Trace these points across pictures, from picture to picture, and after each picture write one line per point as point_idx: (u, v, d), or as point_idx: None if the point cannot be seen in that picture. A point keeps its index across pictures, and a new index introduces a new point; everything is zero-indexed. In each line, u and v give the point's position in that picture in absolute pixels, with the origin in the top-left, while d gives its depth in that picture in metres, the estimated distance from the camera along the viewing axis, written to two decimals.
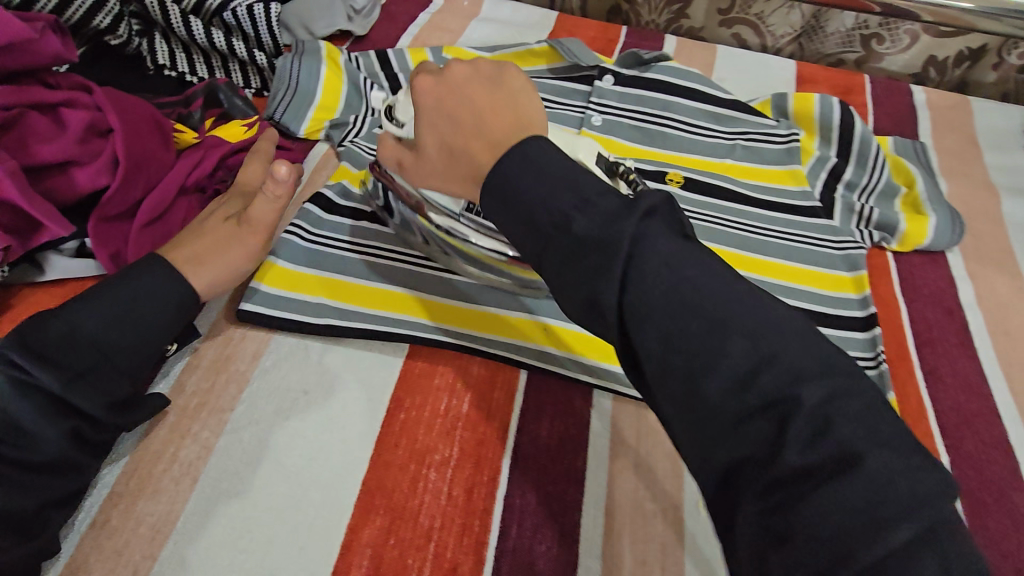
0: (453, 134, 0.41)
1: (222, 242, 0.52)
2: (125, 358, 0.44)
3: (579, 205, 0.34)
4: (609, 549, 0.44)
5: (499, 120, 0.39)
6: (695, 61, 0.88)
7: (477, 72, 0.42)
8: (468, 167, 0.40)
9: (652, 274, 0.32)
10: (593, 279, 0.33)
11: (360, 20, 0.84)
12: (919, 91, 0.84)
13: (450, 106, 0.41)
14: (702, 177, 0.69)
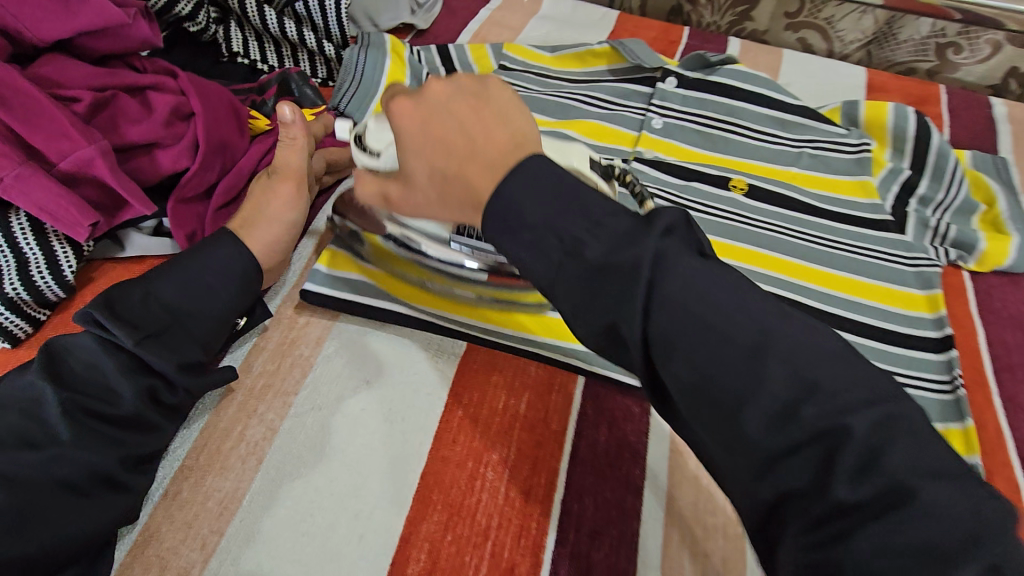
0: (446, 160, 0.37)
1: (264, 199, 0.53)
2: (200, 327, 0.47)
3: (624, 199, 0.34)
4: (668, 561, 0.43)
5: (490, 142, 0.36)
6: (759, 63, 0.85)
7: (458, 90, 0.39)
8: (463, 193, 0.37)
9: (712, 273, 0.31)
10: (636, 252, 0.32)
11: (422, 14, 0.85)
12: (999, 104, 0.81)
13: (435, 132, 0.38)
14: (767, 185, 0.67)
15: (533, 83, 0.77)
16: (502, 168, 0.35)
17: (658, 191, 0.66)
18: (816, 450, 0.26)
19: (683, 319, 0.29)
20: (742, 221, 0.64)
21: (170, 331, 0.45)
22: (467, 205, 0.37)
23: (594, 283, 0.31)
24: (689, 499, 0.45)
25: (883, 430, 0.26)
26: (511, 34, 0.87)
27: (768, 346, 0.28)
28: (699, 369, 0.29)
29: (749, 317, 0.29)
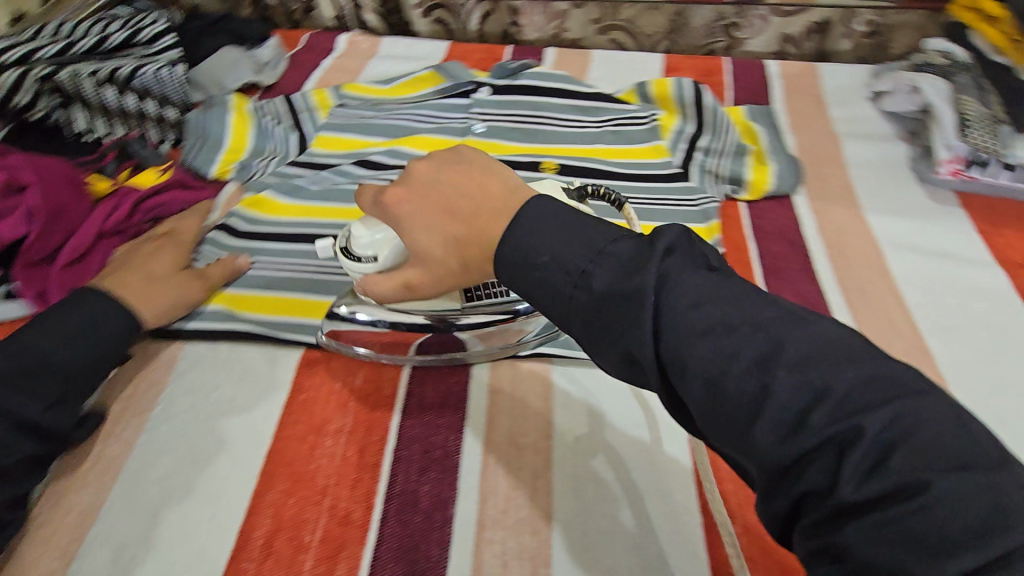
0: (455, 226, 0.44)
1: (164, 282, 0.59)
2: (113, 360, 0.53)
3: (595, 258, 0.37)
4: (485, 482, 0.49)
5: (492, 200, 0.43)
6: (571, 66, 0.98)
7: (444, 167, 0.47)
8: (480, 247, 0.43)
9: (710, 304, 0.33)
10: (628, 275, 0.36)
11: (268, 72, 0.94)
12: (772, 65, 0.95)
13: (434, 204, 0.45)
14: (574, 162, 0.77)
15: (367, 113, 0.86)
16: (512, 215, 0.42)
17: None
18: (878, 495, 0.26)
19: (705, 356, 0.32)
20: None
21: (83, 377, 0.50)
22: (475, 257, 0.44)
23: (635, 357, 0.35)
24: (503, 428, 0.53)
25: (927, 467, 0.26)
26: (351, 75, 0.96)
27: (819, 404, 0.28)
28: (753, 428, 0.30)
29: (791, 375, 0.30)
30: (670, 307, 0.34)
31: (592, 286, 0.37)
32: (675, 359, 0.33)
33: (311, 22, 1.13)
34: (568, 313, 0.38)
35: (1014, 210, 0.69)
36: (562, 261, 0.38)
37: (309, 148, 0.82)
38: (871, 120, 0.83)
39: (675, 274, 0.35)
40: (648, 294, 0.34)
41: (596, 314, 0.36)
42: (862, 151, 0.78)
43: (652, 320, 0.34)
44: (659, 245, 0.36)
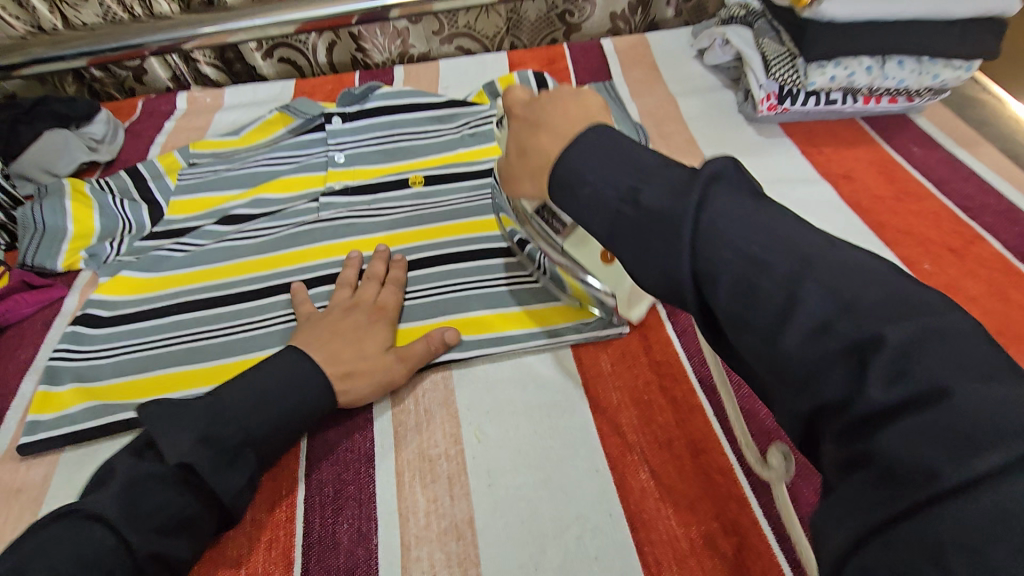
0: (535, 133, 0.48)
1: (375, 360, 0.54)
2: (154, 498, 0.42)
3: (639, 182, 0.38)
4: (404, 503, 0.49)
5: (569, 120, 0.46)
6: (421, 79, 0.99)
7: (563, 91, 0.50)
8: (539, 159, 0.47)
9: (729, 220, 0.34)
10: (668, 194, 0.37)
11: (106, 147, 0.89)
12: (607, 42, 1.01)
13: (534, 114, 0.49)
14: (439, 171, 0.78)
15: (220, 167, 0.82)
16: (568, 136, 0.44)
17: (350, 214, 0.74)
18: (905, 398, 0.26)
19: (732, 262, 0.33)
20: (423, 208, 0.74)
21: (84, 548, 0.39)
22: (539, 168, 0.47)
23: (672, 279, 0.36)
24: (413, 445, 0.52)
25: (954, 373, 0.26)
26: (198, 133, 0.92)
27: (845, 316, 0.29)
28: (781, 336, 0.31)
29: (821, 289, 0.30)
30: (708, 225, 0.34)
31: (638, 203, 0.38)
32: (709, 274, 0.34)
33: (146, 87, 1.08)
34: (612, 230, 0.39)
35: (826, 130, 0.78)
36: (609, 182, 0.40)
37: (164, 217, 0.78)
38: (699, 75, 0.91)
39: (712, 196, 0.35)
40: (689, 215, 0.35)
41: (640, 247, 0.37)
42: (696, 104, 0.85)
43: (689, 235, 0.35)
44: (703, 174, 0.36)
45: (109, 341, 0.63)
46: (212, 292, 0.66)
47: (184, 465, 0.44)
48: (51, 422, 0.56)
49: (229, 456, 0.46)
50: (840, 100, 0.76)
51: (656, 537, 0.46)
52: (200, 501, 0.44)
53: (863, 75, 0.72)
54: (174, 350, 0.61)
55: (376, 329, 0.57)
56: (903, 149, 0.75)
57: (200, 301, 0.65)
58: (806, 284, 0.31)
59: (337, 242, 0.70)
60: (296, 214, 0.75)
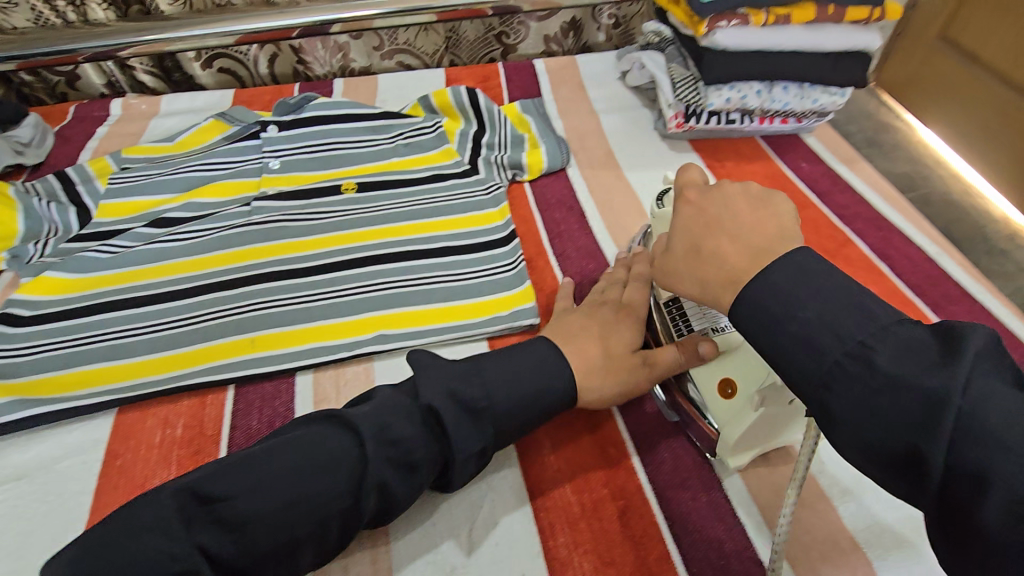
0: (711, 237, 0.45)
1: (617, 362, 0.53)
2: (398, 429, 0.44)
3: (877, 332, 0.35)
4: None
5: (761, 233, 0.43)
6: (360, 92, 1.03)
7: (746, 191, 0.46)
8: (716, 271, 0.43)
9: (998, 415, 0.30)
10: (918, 368, 0.33)
11: (32, 151, 0.88)
12: (539, 62, 1.08)
13: (709, 214, 0.46)
14: (372, 178, 0.82)
15: (152, 171, 0.83)
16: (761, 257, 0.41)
17: (281, 217, 0.76)
18: None
19: (1005, 463, 0.29)
20: (355, 211, 0.77)
21: (301, 458, 0.41)
22: (714, 281, 0.43)
23: (915, 458, 0.32)
24: None
25: None
26: (133, 139, 0.93)
27: None
28: None
29: None
30: (979, 419, 0.31)
31: (874, 364, 0.34)
32: (974, 474, 0.30)
33: (80, 93, 1.07)
34: (831, 384, 0.35)
35: (729, 147, 0.87)
36: (832, 326, 0.36)
37: (93, 219, 0.78)
38: (622, 95, 0.99)
39: (976, 385, 0.32)
40: (953, 399, 0.31)
41: (874, 417, 0.34)
42: (616, 121, 0.93)
43: (952, 423, 0.31)
44: (965, 349, 0.33)
45: (26, 338, 0.63)
46: (136, 291, 0.67)
47: (432, 408, 0.46)
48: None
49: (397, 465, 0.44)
50: (738, 120, 0.84)
51: (552, 503, 0.51)
52: (432, 448, 0.45)
53: (754, 97, 0.81)
54: (93, 347, 0.62)
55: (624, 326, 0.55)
56: (793, 164, 0.84)
57: (124, 300, 0.66)
58: None
59: (267, 244, 0.72)
60: (227, 217, 0.76)
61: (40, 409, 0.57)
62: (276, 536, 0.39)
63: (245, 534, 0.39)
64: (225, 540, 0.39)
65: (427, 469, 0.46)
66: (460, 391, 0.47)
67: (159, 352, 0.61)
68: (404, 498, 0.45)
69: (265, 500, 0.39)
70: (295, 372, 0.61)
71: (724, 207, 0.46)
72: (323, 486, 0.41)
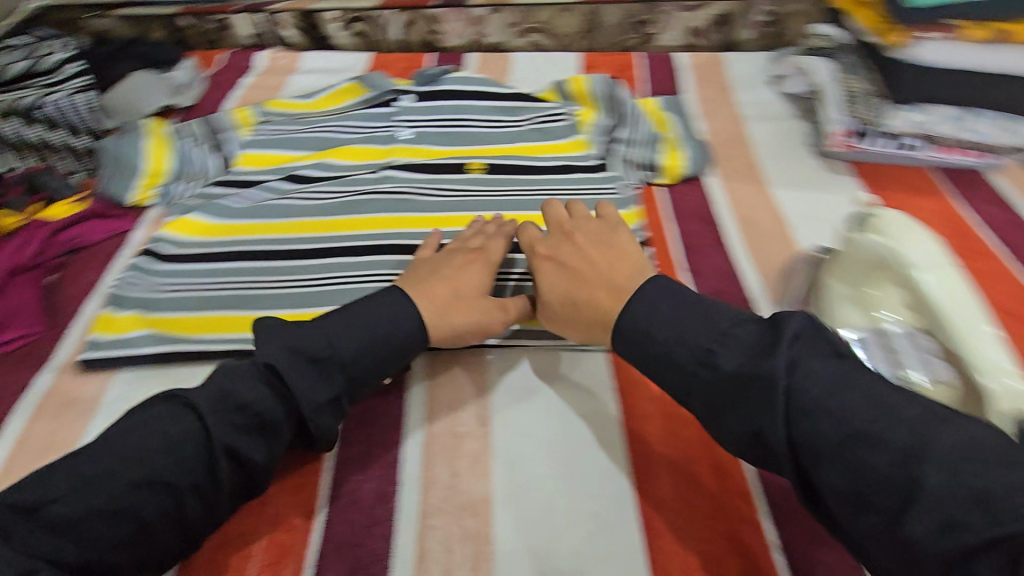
0: (576, 283, 0.54)
1: (471, 298, 0.56)
2: (244, 394, 0.44)
3: (719, 340, 0.44)
4: (427, 474, 0.50)
5: (620, 273, 0.53)
6: (492, 69, 1.00)
7: (591, 244, 0.57)
8: (593, 314, 0.52)
9: (811, 393, 0.38)
10: (756, 356, 0.41)
11: (186, 93, 0.92)
12: (681, 57, 1.00)
13: (567, 264, 0.56)
14: (498, 161, 0.80)
15: (290, 127, 0.85)
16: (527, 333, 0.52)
17: (407, 190, 0.75)
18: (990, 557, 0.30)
19: (826, 428, 0.37)
20: (479, 195, 0.75)
21: (155, 434, 0.42)
22: (597, 326, 0.52)
23: (765, 437, 0.40)
24: (443, 420, 0.54)
25: None
26: (273, 92, 0.95)
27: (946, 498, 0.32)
28: (901, 518, 0.34)
29: (936, 469, 0.33)
30: (805, 396, 0.39)
31: (717, 366, 0.43)
32: (807, 444, 0.38)
33: (229, 42, 1.11)
34: (691, 387, 0.44)
35: (898, 175, 0.76)
36: (683, 341, 0.45)
37: (233, 166, 0.81)
38: (772, 101, 0.90)
39: (795, 360, 0.40)
40: (780, 382, 0.39)
41: (736, 407, 0.41)
42: (764, 130, 0.84)
43: (783, 403, 0.39)
44: (786, 333, 0.41)
45: (169, 275, 0.66)
46: (268, 246, 0.69)
47: (269, 365, 0.46)
48: (113, 343, 0.60)
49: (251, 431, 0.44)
50: (917, 146, 0.74)
51: (669, 548, 0.46)
52: (284, 409, 0.45)
53: (942, 121, 0.72)
54: (226, 294, 0.64)
55: (477, 268, 0.58)
56: (978, 206, 0.72)
57: (257, 253, 0.68)
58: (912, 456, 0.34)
59: (392, 216, 0.72)
60: (357, 182, 0.77)
61: (178, 348, 0.59)
62: (117, 525, 0.39)
63: (86, 526, 0.38)
64: (67, 544, 0.38)
65: (285, 430, 0.46)
66: (333, 329, 0.49)
67: (281, 310, 0.62)
68: (263, 463, 0.44)
69: (94, 499, 0.39)
70: None
71: (584, 253, 0.56)
72: (165, 465, 0.40)
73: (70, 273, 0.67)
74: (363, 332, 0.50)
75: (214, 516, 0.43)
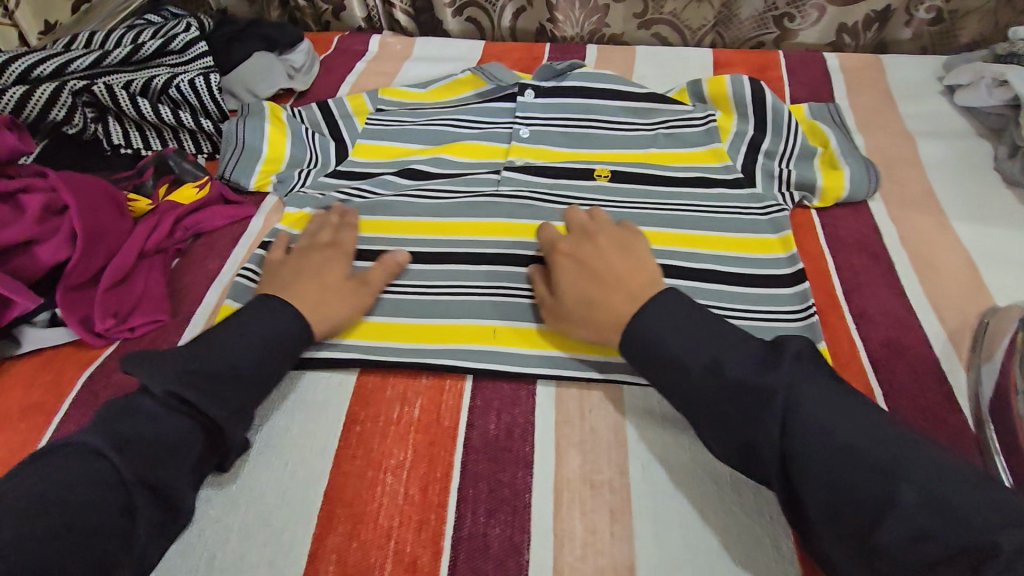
0: (595, 285, 0.52)
1: (342, 291, 0.57)
2: (143, 425, 0.43)
3: (723, 353, 0.44)
4: (560, 525, 0.46)
5: (636, 280, 0.51)
6: (615, 64, 0.93)
7: (608, 248, 0.55)
8: (609, 314, 0.50)
9: (804, 410, 0.40)
10: (754, 367, 0.43)
11: (302, 77, 0.91)
12: (832, 58, 0.89)
13: (587, 265, 0.54)
14: (628, 168, 0.73)
15: (406, 118, 0.82)
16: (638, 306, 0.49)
17: (529, 195, 0.70)
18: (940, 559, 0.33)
19: (818, 443, 0.38)
20: (608, 205, 0.69)
21: (74, 475, 0.40)
22: (609, 324, 0.50)
23: (757, 447, 0.40)
24: (575, 464, 0.49)
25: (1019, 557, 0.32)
26: (387, 79, 0.92)
27: (917, 516, 0.34)
28: (877, 530, 0.35)
29: (915, 487, 0.35)
30: (801, 409, 0.40)
31: (722, 375, 0.43)
32: (793, 453, 0.39)
33: (341, 23, 1.09)
34: (688, 395, 0.44)
35: None
36: (690, 352, 0.45)
37: (349, 157, 0.78)
38: (944, 115, 0.78)
39: (794, 377, 0.41)
40: (778, 395, 0.40)
41: (726, 413, 0.42)
42: (938, 150, 0.73)
43: (778, 415, 0.40)
44: (789, 351, 0.43)
45: None
46: (386, 246, 0.65)
47: (170, 393, 0.44)
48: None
49: (169, 453, 0.43)
50: None
51: None
52: (192, 425, 0.45)
53: None
54: None
55: (331, 260, 0.59)
56: None
57: (376, 252, 0.65)
58: (899, 474, 0.36)
59: (514, 223, 0.67)
60: (477, 182, 0.72)
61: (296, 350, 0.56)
62: None
63: None
64: None
65: (197, 444, 0.45)
66: (251, 327, 0.51)
67: (397, 320, 0.59)
68: (187, 487, 0.44)
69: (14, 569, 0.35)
70: (535, 379, 0.55)
71: (602, 256, 0.54)
72: (88, 511, 0.38)
73: (194, 260, 0.67)
74: (291, 309, 0.53)
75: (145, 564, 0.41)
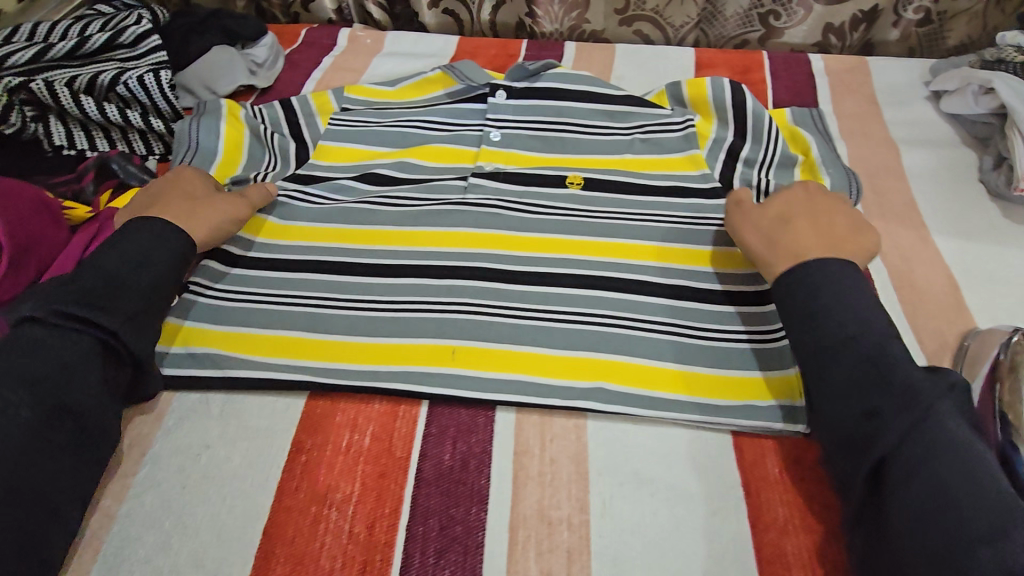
0: (852, 223, 0.53)
1: (207, 202, 0.58)
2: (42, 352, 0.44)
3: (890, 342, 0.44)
4: (512, 566, 0.43)
5: (852, 242, 0.52)
6: (593, 63, 0.89)
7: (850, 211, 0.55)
8: (790, 250, 0.50)
9: (944, 428, 0.39)
10: (904, 367, 0.42)
11: (264, 72, 0.86)
12: (817, 59, 0.85)
13: (844, 216, 0.54)
14: (601, 176, 0.69)
15: (372, 119, 0.78)
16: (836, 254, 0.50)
17: (498, 203, 0.66)
18: None
19: (946, 459, 0.38)
20: (579, 214, 0.65)
21: None
22: (783, 255, 0.51)
23: (875, 431, 0.41)
24: (533, 499, 0.46)
25: None
26: (354, 76, 0.88)
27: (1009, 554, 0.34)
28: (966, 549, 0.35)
29: None
30: (942, 426, 0.39)
31: (880, 357, 0.43)
32: (914, 452, 0.39)
33: (310, 16, 1.05)
34: (825, 365, 0.44)
35: None
36: (866, 326, 0.44)
37: (310, 159, 0.75)
38: (931, 123, 0.75)
39: (949, 398, 0.40)
40: (930, 403, 0.40)
41: (855, 392, 0.42)
42: (923, 159, 0.70)
43: (918, 413, 0.40)
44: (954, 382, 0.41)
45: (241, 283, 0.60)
46: (342, 257, 0.61)
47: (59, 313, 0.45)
48: (177, 357, 0.54)
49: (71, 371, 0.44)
50: None
51: None
52: (88, 339, 0.46)
53: None
54: (297, 312, 0.57)
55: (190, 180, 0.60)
56: None
57: (330, 264, 0.61)
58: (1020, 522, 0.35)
59: (479, 232, 0.63)
60: (443, 189, 0.69)
61: (245, 371, 0.53)
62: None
63: None
64: None
65: (100, 356, 0.46)
66: (135, 247, 0.51)
67: (345, 337, 0.55)
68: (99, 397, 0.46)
69: None
70: (494, 405, 0.52)
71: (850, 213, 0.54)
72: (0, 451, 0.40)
73: None
74: (168, 224, 0.54)
75: (60, 479, 0.43)
